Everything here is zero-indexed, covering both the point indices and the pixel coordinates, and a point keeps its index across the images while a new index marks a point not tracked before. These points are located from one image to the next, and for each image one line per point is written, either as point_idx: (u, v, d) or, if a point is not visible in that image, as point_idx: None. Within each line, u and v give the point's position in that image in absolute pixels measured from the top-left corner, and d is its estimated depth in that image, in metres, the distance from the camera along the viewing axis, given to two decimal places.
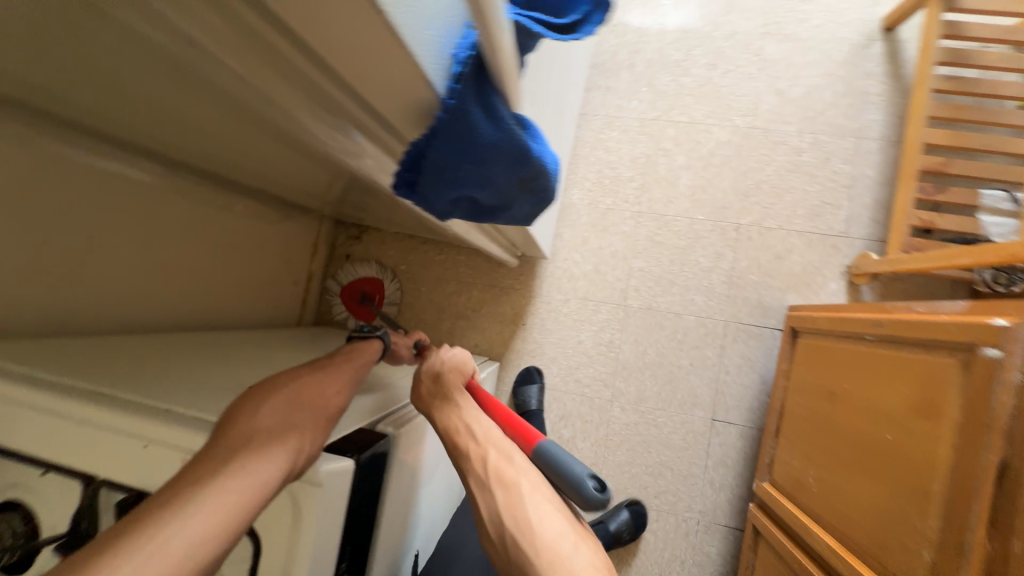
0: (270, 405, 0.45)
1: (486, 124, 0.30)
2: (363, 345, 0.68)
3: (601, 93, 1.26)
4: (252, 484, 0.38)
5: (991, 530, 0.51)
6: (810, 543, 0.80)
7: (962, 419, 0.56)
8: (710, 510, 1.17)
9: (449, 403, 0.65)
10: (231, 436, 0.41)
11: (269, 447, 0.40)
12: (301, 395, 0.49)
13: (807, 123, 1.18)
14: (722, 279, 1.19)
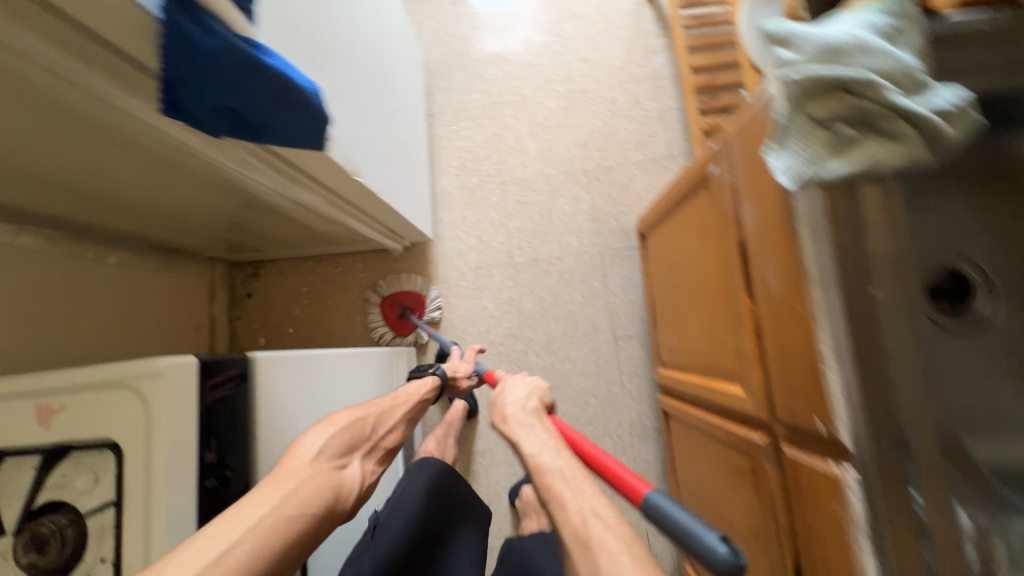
0: (323, 451, 0.58)
1: (202, 34, 0.42)
2: (417, 384, 0.86)
3: (443, 95, 1.46)
4: (297, 521, 0.48)
5: (745, 291, 0.66)
6: (689, 392, 0.92)
7: (716, 225, 0.73)
8: (638, 420, 1.27)
9: (541, 446, 0.66)
10: (292, 471, 0.53)
11: (315, 492, 0.52)
12: (349, 443, 0.62)
13: (612, 78, 1.42)
14: (586, 218, 1.36)
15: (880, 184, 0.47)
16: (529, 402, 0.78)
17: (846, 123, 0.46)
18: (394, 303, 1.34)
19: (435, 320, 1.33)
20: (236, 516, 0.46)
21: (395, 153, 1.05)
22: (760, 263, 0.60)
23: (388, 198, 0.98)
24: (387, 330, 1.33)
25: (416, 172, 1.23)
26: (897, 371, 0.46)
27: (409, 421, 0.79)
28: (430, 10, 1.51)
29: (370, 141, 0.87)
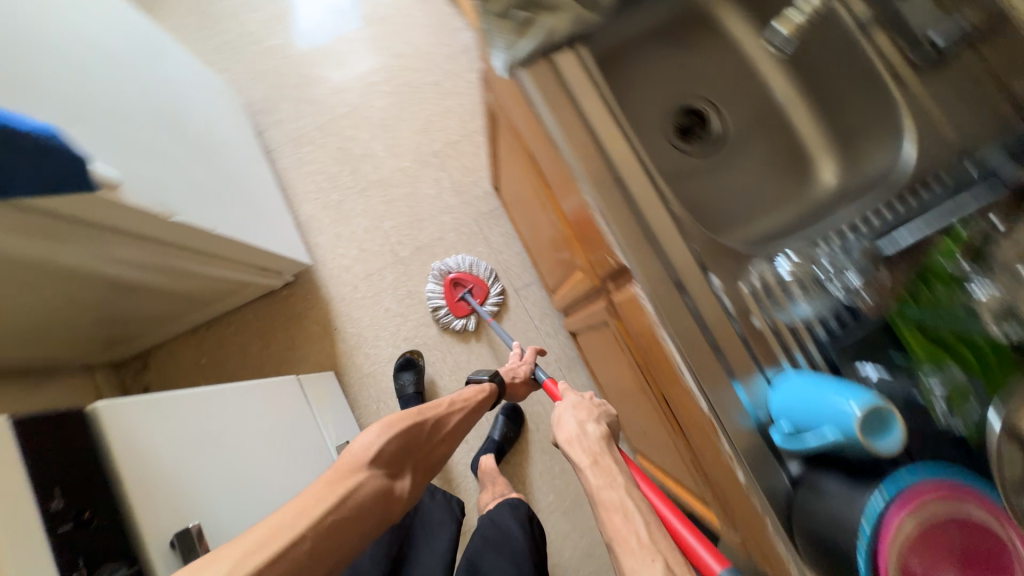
0: (382, 453, 0.77)
1: None
2: (478, 389, 1.00)
3: (277, 129, 1.47)
4: (352, 520, 0.68)
5: (545, 187, 0.74)
6: (569, 301, 1.00)
7: (512, 144, 0.81)
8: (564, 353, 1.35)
9: (614, 489, 0.60)
10: (357, 474, 0.73)
11: (370, 496, 0.72)
12: (402, 449, 0.81)
13: (429, 63, 1.51)
14: (451, 194, 1.43)
15: (568, 48, 0.56)
16: (593, 431, 0.72)
17: (519, 8, 0.53)
18: (456, 283, 1.34)
19: (493, 310, 1.35)
20: (307, 508, 0.64)
21: (228, 191, 1.07)
22: (537, 154, 0.69)
23: (230, 232, 1.01)
24: (443, 307, 1.34)
25: (266, 205, 1.24)
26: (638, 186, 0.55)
27: (464, 420, 0.96)
28: (235, 57, 1.52)
29: (182, 183, 0.90)
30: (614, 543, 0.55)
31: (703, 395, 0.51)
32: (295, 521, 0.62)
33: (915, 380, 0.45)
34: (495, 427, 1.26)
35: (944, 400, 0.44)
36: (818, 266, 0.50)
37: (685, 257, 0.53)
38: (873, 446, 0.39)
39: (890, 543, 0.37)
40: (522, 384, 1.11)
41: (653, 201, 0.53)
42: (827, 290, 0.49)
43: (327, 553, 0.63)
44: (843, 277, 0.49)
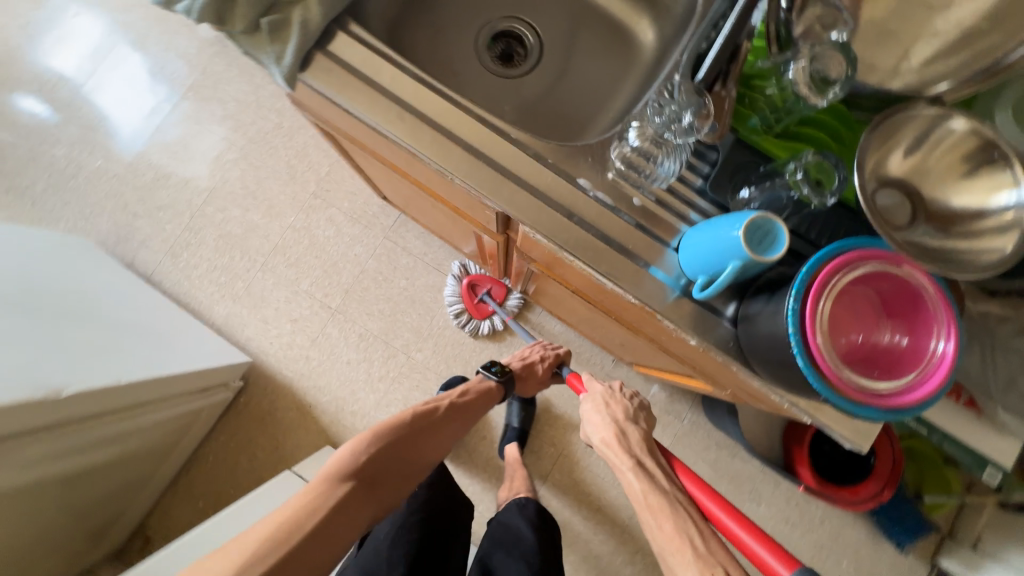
0: (380, 455, 0.73)
1: None
2: (483, 388, 0.96)
3: (147, 250, 1.36)
4: (334, 537, 0.63)
5: (411, 180, 0.71)
6: (500, 265, 0.97)
7: (363, 153, 0.77)
8: (524, 320, 1.34)
9: (662, 495, 0.65)
10: (340, 487, 0.67)
11: (355, 510, 0.67)
12: (404, 451, 0.77)
13: (260, 110, 1.41)
14: (350, 224, 1.37)
15: (335, 31, 0.52)
16: (633, 436, 0.75)
17: (264, 14, 0.49)
18: (475, 285, 1.31)
19: (514, 309, 1.32)
20: (290, 526, 0.61)
21: (121, 335, 1.00)
22: (377, 149, 0.65)
23: (145, 376, 0.94)
24: (466, 313, 1.31)
25: (173, 327, 1.15)
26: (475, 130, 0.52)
27: (465, 421, 0.90)
28: (61, 202, 1.38)
29: (54, 359, 0.82)
30: (667, 550, 0.59)
31: (628, 294, 0.52)
32: (275, 541, 0.58)
33: (782, 175, 0.46)
34: (512, 415, 1.24)
35: (810, 182, 0.44)
36: (655, 123, 0.48)
37: (547, 176, 0.51)
38: (765, 259, 0.40)
39: (815, 331, 0.38)
40: (535, 378, 1.04)
41: (493, 140, 0.52)
42: (674, 139, 0.47)
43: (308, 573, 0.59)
44: (680, 121, 0.46)
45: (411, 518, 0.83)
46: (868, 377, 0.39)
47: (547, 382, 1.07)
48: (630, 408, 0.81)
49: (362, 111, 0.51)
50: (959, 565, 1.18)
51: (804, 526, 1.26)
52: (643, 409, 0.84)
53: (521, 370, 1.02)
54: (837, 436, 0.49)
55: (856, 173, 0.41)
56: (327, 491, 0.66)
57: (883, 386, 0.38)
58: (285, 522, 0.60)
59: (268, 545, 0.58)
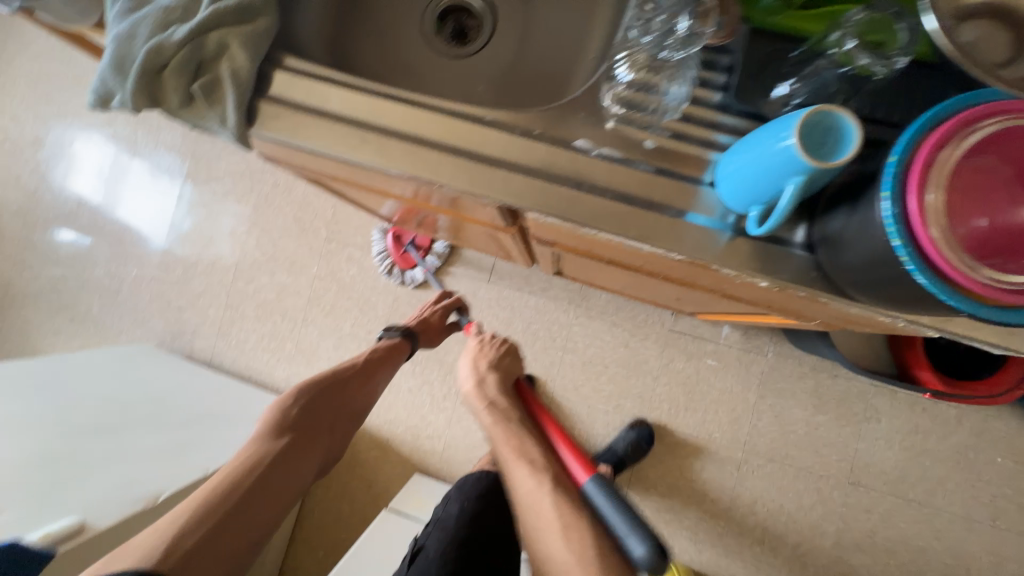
0: (305, 410, 0.78)
1: None
2: (394, 348, 0.94)
3: (200, 337, 1.43)
4: (275, 489, 0.69)
5: (402, 198, 0.67)
6: (421, 219, 0.93)
7: (348, 186, 0.73)
8: (446, 272, 1.31)
9: (507, 424, 0.75)
10: (271, 445, 0.72)
11: (289, 462, 0.72)
12: (326, 404, 0.81)
13: (254, 174, 1.43)
14: (370, 257, 1.36)
15: (271, 70, 0.47)
16: (491, 383, 0.81)
17: (194, 81, 0.45)
18: (400, 237, 1.31)
19: (439, 260, 1.30)
20: (225, 489, 0.65)
21: (194, 427, 1.03)
22: (359, 179, 0.61)
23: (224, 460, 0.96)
24: (394, 265, 1.32)
25: (237, 400, 1.16)
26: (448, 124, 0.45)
27: (388, 373, 0.92)
28: (117, 315, 1.48)
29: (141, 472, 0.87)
30: (509, 465, 0.70)
31: (668, 253, 0.44)
32: (213, 504, 0.63)
33: (826, 54, 0.37)
34: (620, 438, 1.18)
35: (866, 50, 0.35)
36: (645, 44, 0.42)
37: (542, 150, 0.44)
38: (838, 161, 0.31)
39: (927, 227, 0.29)
40: (433, 330, 1.01)
41: (469, 130, 0.45)
42: (675, 54, 0.41)
43: (254, 521, 0.65)
44: (676, 31, 0.41)
45: (461, 534, 0.78)
46: (1019, 269, 0.29)
47: (445, 333, 1.04)
48: (496, 355, 0.85)
49: (322, 146, 0.46)
50: None
51: (940, 432, 1.12)
52: (510, 351, 0.88)
53: (417, 325, 0.99)
54: (976, 343, 0.40)
55: (927, 14, 0.31)
56: (258, 452, 0.71)
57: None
58: (221, 480, 0.66)
59: (204, 505, 0.63)
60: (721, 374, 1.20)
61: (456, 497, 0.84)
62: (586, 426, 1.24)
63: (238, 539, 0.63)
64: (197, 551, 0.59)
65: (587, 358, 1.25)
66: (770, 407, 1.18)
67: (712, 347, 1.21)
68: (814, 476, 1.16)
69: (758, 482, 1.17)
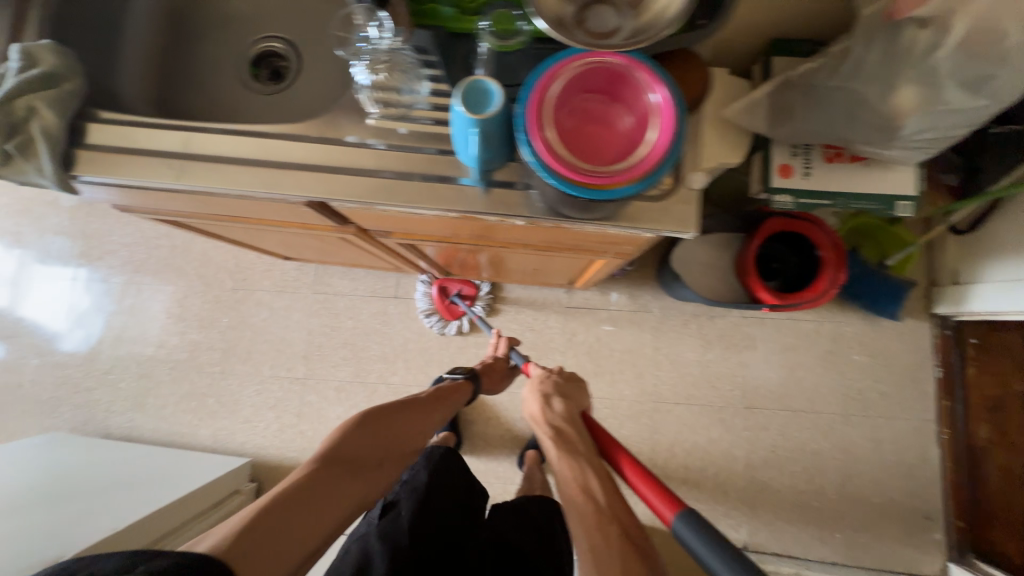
0: (366, 435, 0.80)
1: None
2: (456, 389, 1.01)
3: (114, 415, 1.39)
4: (331, 506, 0.69)
5: (244, 222, 0.75)
6: (463, 265, 1.05)
7: (200, 224, 0.81)
8: (351, 297, 1.39)
9: (576, 458, 0.76)
10: (330, 464, 0.73)
11: (345, 484, 0.72)
12: (388, 432, 0.83)
13: (149, 241, 1.45)
14: (279, 297, 1.41)
15: (84, 124, 0.55)
16: (557, 407, 0.86)
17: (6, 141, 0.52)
18: (444, 287, 1.34)
19: (485, 307, 1.34)
20: (286, 497, 0.65)
21: (130, 487, 1.09)
22: (198, 209, 0.69)
23: (169, 499, 1.05)
24: (439, 315, 1.34)
25: (152, 468, 1.18)
26: (246, 142, 0.55)
27: (444, 414, 0.96)
28: (19, 411, 1.41)
29: (84, 527, 0.93)
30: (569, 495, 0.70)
31: (437, 211, 0.55)
32: (276, 507, 0.63)
33: (484, 46, 0.50)
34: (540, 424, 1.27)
35: (506, 37, 0.49)
36: (363, 59, 0.52)
37: (321, 150, 0.55)
38: (490, 112, 0.43)
39: (553, 154, 0.41)
40: (496, 372, 1.14)
41: (262, 145, 0.55)
42: (378, 56, 0.51)
43: (308, 533, 0.64)
44: (372, 39, 0.51)
45: (432, 494, 0.84)
46: (627, 157, 0.43)
47: (505, 376, 1.17)
48: (559, 381, 0.92)
49: (141, 178, 0.55)
50: (953, 305, 1.21)
51: (805, 344, 1.29)
52: (573, 381, 0.95)
53: (482, 367, 1.13)
54: (669, 233, 0.52)
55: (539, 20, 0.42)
56: (317, 466, 0.72)
57: (638, 156, 0.42)
58: (284, 489, 0.66)
59: (266, 507, 0.63)
60: (619, 337, 1.33)
61: (424, 465, 0.90)
62: (511, 412, 1.31)
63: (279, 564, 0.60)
64: (258, 552, 0.58)
65: (499, 348, 1.34)
66: (665, 356, 1.31)
67: (606, 314, 1.34)
68: (715, 409, 1.28)
69: (671, 426, 1.28)
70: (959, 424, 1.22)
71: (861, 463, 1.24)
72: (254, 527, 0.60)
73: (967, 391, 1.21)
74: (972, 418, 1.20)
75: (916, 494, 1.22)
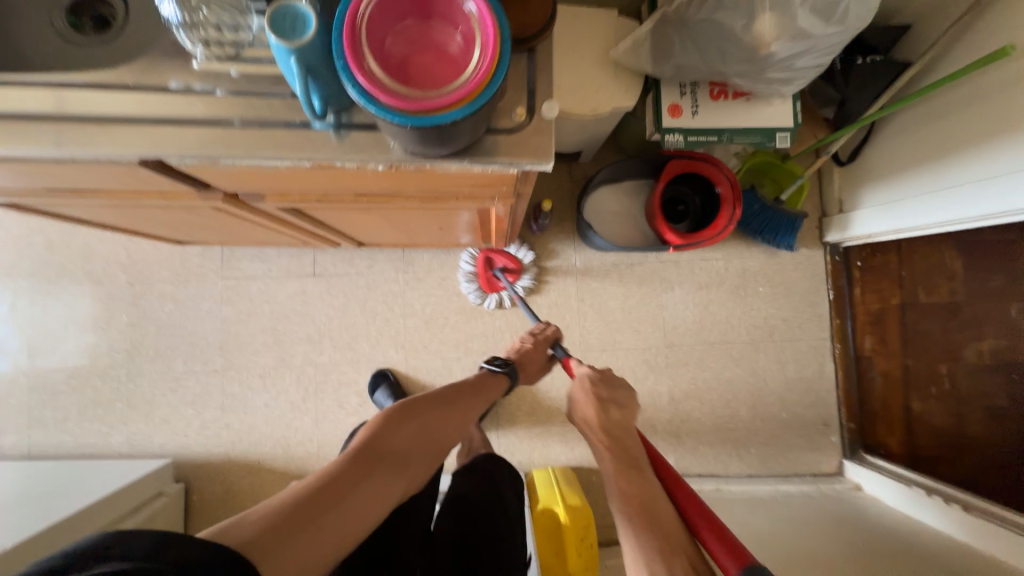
0: (404, 429, 0.71)
1: None
2: (495, 380, 0.94)
3: (8, 434, 1.26)
4: (366, 507, 0.60)
5: (93, 195, 0.67)
6: (496, 224, 0.94)
7: (45, 203, 0.72)
8: (266, 279, 1.31)
9: (630, 472, 0.73)
10: (368, 461, 0.64)
11: (383, 483, 0.64)
12: (429, 427, 0.75)
13: (17, 239, 1.29)
14: (183, 288, 1.30)
15: None
16: (613, 416, 0.84)
17: None
18: (491, 258, 1.28)
19: (523, 287, 1.30)
20: (319, 494, 0.56)
21: (38, 502, 1.03)
22: (26, 182, 0.61)
23: (79, 506, 0.99)
24: (478, 287, 1.29)
25: (57, 480, 1.11)
26: (51, 94, 0.49)
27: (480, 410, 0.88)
28: None
29: None
30: (623, 519, 0.67)
31: (288, 160, 0.52)
32: (309, 506, 0.54)
33: None
34: None
35: None
36: None
37: (145, 99, 0.49)
38: (304, 38, 0.39)
39: (377, 84, 0.39)
40: (535, 364, 1.06)
41: (71, 97, 0.49)
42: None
43: (339, 536, 0.55)
44: None
45: None
46: (458, 80, 0.41)
47: (544, 366, 1.07)
48: (611, 384, 0.89)
49: None
50: (836, 232, 1.33)
51: (716, 282, 1.37)
52: (623, 385, 0.91)
53: (519, 359, 1.03)
54: (527, 165, 0.52)
55: None
56: (353, 460, 0.63)
57: (466, 78, 0.40)
58: (319, 485, 0.57)
59: (299, 505, 0.54)
60: (545, 292, 1.35)
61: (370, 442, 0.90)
62: (445, 378, 1.31)
63: (310, 565, 0.51)
64: (287, 555, 0.49)
65: (425, 317, 1.33)
66: (590, 306, 1.35)
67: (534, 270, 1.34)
68: (640, 350, 1.35)
69: None
70: (850, 338, 1.36)
71: (769, 384, 1.36)
72: (282, 525, 0.51)
73: (855, 309, 1.35)
74: (859, 332, 1.34)
75: (816, 404, 1.37)
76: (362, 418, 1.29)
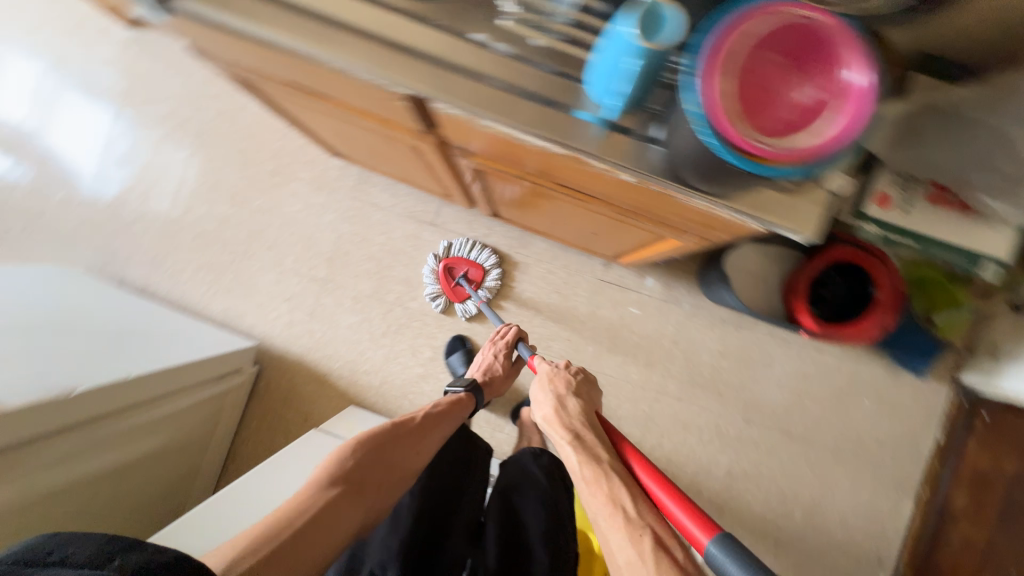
0: (361, 459, 0.77)
1: None
2: (461, 403, 0.97)
3: (132, 266, 1.39)
4: (324, 532, 0.68)
5: (327, 102, 0.69)
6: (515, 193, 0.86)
7: (276, 93, 0.76)
8: (390, 212, 1.35)
9: (592, 463, 0.72)
10: (326, 491, 0.71)
11: (347, 510, 0.71)
12: (385, 453, 0.79)
13: (195, 101, 1.39)
14: (315, 193, 1.37)
15: None
16: (573, 407, 0.83)
17: None
18: (454, 268, 1.31)
19: (489, 293, 1.31)
20: (278, 528, 0.65)
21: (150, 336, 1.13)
22: (282, 73, 0.64)
23: (181, 356, 1.08)
24: (445, 295, 1.32)
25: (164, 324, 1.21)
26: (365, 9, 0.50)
27: (449, 426, 0.91)
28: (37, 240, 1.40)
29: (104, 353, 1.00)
30: (601, 516, 0.66)
31: (543, 141, 0.50)
32: (268, 540, 0.63)
33: None
34: None
35: None
36: None
37: (441, 39, 0.50)
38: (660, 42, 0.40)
39: (721, 109, 0.39)
40: (501, 376, 1.08)
41: (381, 18, 0.50)
42: None
43: (300, 562, 0.64)
44: None
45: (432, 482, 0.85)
46: (795, 139, 0.41)
47: (512, 373, 1.10)
48: (572, 380, 0.90)
49: (238, 18, 0.49)
50: (979, 375, 1.20)
51: (820, 376, 1.28)
52: (585, 379, 0.93)
53: (484, 380, 1.05)
54: (781, 229, 0.49)
55: None
56: (308, 494, 0.70)
57: (807, 142, 0.40)
58: (278, 519, 0.66)
59: (259, 537, 0.63)
60: (642, 321, 1.31)
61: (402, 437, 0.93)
62: None
63: None
64: None
65: (497, 299, 1.33)
66: (681, 352, 1.31)
67: (613, 295, 1.32)
68: (714, 413, 1.30)
69: (666, 419, 1.30)
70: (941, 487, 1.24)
71: (834, 498, 1.28)
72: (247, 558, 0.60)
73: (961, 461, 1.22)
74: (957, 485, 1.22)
75: (876, 538, 1.27)
76: (429, 373, 1.32)
